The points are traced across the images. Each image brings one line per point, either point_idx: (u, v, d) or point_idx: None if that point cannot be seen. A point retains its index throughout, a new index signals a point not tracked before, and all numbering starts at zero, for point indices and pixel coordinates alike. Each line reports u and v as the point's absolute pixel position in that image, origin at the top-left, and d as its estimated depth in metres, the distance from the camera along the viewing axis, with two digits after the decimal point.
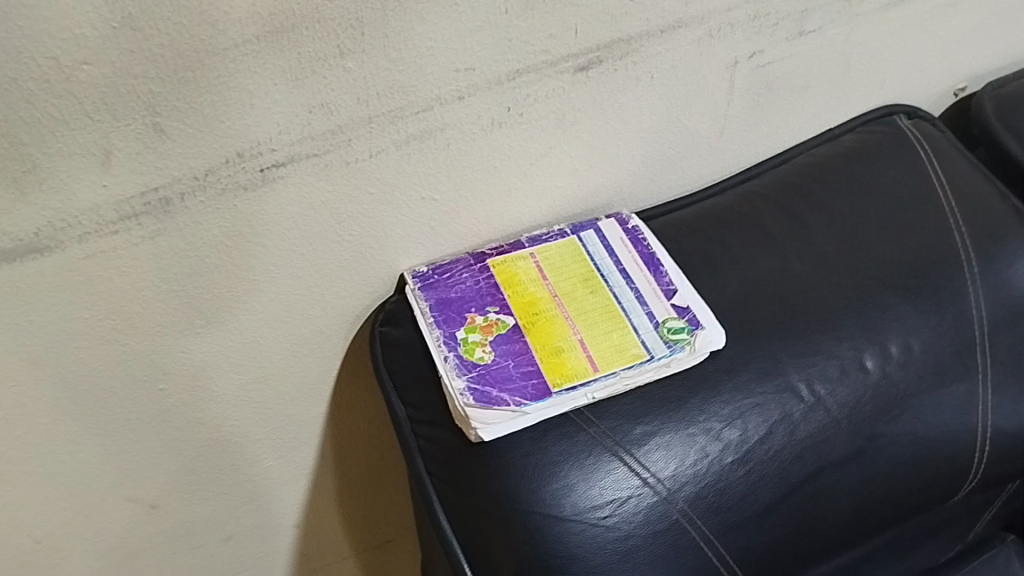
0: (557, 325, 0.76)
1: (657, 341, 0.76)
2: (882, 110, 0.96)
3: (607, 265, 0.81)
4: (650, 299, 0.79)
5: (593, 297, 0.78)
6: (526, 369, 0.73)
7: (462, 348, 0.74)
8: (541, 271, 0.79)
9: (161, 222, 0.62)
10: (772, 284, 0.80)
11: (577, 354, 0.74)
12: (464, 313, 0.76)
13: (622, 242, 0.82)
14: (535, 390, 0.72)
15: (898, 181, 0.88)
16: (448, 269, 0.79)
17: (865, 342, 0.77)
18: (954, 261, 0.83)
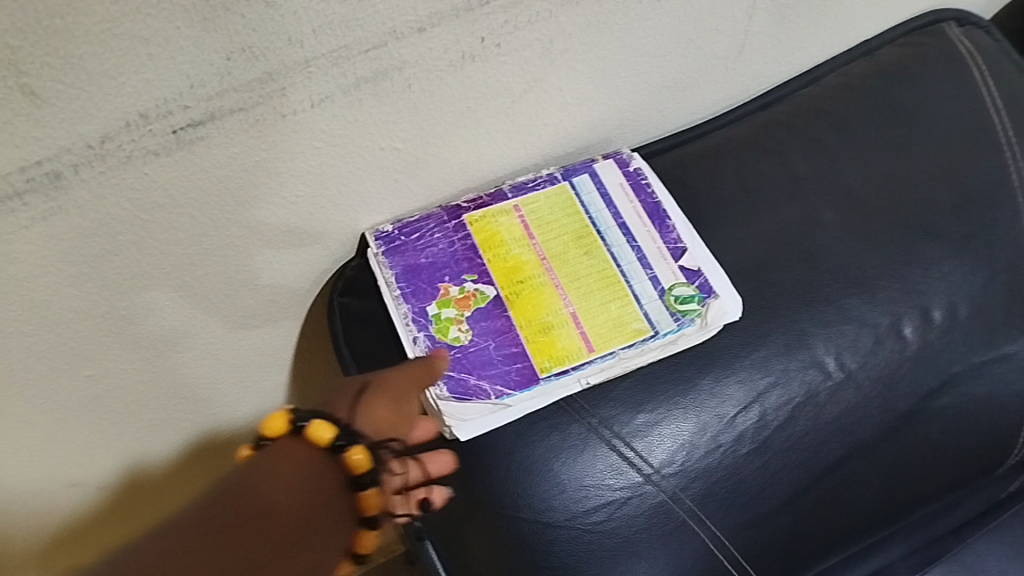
0: (544, 296, 0.65)
1: (662, 312, 0.65)
2: (929, 17, 0.81)
3: (604, 219, 0.69)
4: (654, 260, 0.67)
5: (588, 260, 0.67)
6: (509, 352, 0.63)
7: (432, 327, 0.63)
8: (528, 229, 0.68)
9: (54, 199, 0.50)
10: (795, 236, 0.69)
11: (569, 331, 0.64)
12: (436, 284, 0.65)
13: (622, 188, 0.71)
14: (520, 377, 0.62)
15: (946, 107, 0.75)
16: (417, 228, 0.67)
17: (904, 306, 0.67)
18: (1009, 206, 0.71)
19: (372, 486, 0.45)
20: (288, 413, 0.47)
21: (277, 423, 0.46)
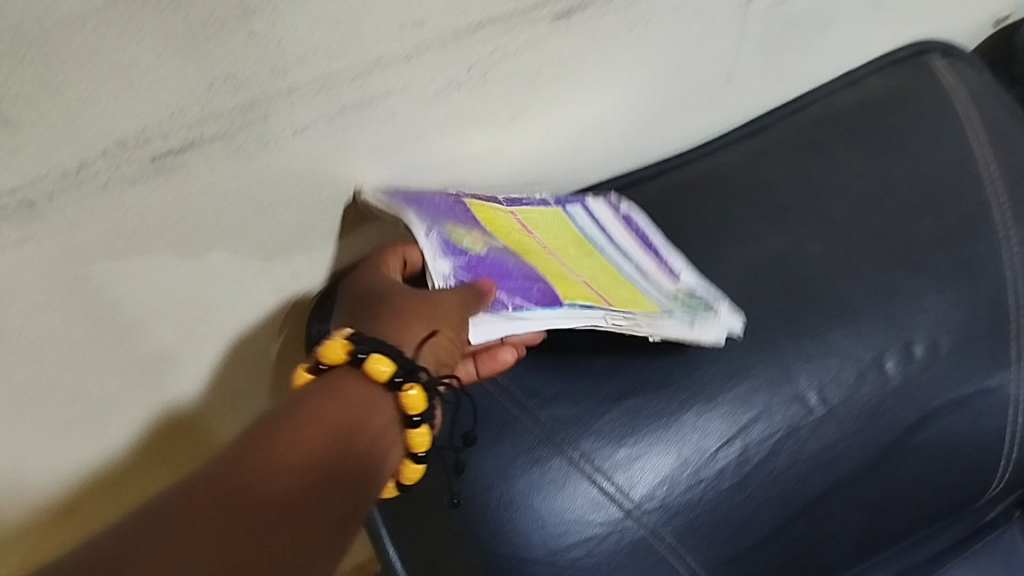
0: (553, 270, 0.62)
1: (671, 305, 0.63)
2: (911, 49, 0.82)
3: (597, 237, 0.68)
4: (654, 275, 0.66)
5: (585, 261, 0.66)
6: (529, 289, 0.58)
7: (451, 250, 0.58)
8: (524, 227, 0.65)
9: (25, 227, 0.48)
10: (780, 267, 0.68)
11: (587, 295, 0.60)
12: (450, 221, 0.60)
13: (613, 220, 0.69)
14: (543, 300, 0.58)
15: (929, 139, 0.75)
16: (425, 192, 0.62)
17: (887, 340, 0.67)
18: (990, 237, 0.72)
19: (421, 425, 0.49)
20: (347, 342, 0.48)
21: (334, 351, 0.48)
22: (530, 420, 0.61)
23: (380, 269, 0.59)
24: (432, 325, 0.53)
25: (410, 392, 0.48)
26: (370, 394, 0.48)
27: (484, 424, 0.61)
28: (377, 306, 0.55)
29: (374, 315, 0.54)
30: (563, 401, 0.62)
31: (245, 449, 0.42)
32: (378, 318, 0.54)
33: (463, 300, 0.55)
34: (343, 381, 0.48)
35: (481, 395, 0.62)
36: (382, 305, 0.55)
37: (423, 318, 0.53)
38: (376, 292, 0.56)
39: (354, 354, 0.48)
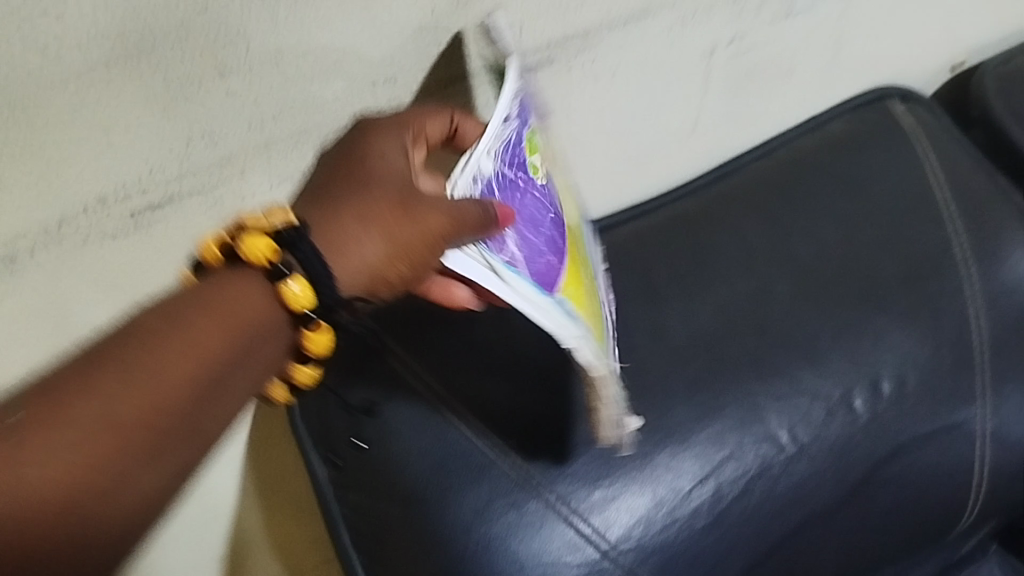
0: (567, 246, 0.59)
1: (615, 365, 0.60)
2: (872, 94, 0.83)
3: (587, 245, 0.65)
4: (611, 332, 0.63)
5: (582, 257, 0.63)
6: (542, 258, 0.55)
7: (515, 152, 0.55)
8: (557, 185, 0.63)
9: (6, 283, 0.49)
10: (750, 309, 0.70)
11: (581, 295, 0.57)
12: (524, 137, 0.56)
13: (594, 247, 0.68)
14: (541, 275, 0.54)
15: (893, 180, 0.78)
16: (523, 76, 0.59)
17: (855, 378, 0.68)
18: (953, 275, 0.74)
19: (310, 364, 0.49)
20: (277, 251, 0.44)
21: (261, 258, 0.44)
22: (507, 463, 0.62)
23: (374, 148, 0.53)
24: (416, 234, 0.50)
25: (314, 330, 0.46)
26: (274, 315, 0.45)
27: (460, 469, 0.61)
28: (358, 183, 0.51)
29: (353, 176, 0.52)
30: (539, 444, 0.62)
31: (106, 409, 0.38)
32: (360, 180, 0.51)
33: (464, 227, 0.49)
34: (238, 300, 0.44)
35: (457, 439, 0.62)
36: (365, 177, 0.51)
37: (409, 215, 0.50)
38: (373, 169, 0.52)
39: (278, 264, 0.44)
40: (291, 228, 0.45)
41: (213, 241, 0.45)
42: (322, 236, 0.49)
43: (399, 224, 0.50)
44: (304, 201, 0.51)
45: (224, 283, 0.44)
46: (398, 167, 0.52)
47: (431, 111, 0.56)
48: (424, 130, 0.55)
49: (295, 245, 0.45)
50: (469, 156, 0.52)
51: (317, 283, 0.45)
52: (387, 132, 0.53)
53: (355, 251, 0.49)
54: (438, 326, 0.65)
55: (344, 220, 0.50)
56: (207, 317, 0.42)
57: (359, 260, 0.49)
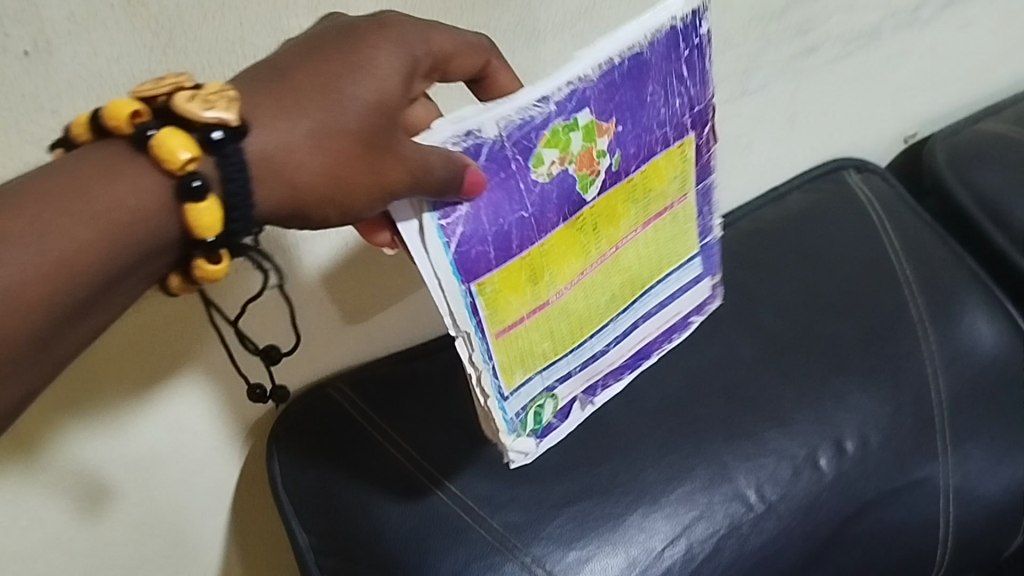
0: (579, 263, 0.50)
1: (537, 392, 0.51)
2: (828, 166, 0.87)
3: (661, 293, 0.57)
4: (587, 374, 0.55)
5: (605, 297, 0.52)
6: (480, 246, 0.44)
7: (534, 136, 0.44)
8: (655, 214, 0.53)
9: None
10: (716, 374, 0.73)
11: (527, 301, 0.48)
12: (592, 110, 0.45)
13: (661, 314, 0.58)
14: (465, 256, 0.44)
15: (850, 247, 0.81)
16: (703, 81, 0.51)
17: (819, 438, 0.71)
18: (911, 337, 0.77)
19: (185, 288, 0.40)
20: (194, 159, 0.35)
21: (172, 160, 0.35)
22: (482, 527, 0.63)
23: (366, 45, 0.40)
24: (370, 172, 0.40)
25: (211, 265, 0.38)
26: (162, 226, 0.36)
27: (438, 533, 0.63)
28: (318, 88, 0.39)
29: (323, 76, 0.39)
30: (514, 507, 0.64)
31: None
32: (324, 87, 0.39)
33: (427, 183, 0.40)
34: (126, 197, 0.35)
35: (436, 504, 0.64)
36: (336, 82, 0.39)
37: (371, 150, 0.40)
38: (335, 81, 0.39)
39: (191, 172, 0.35)
40: (223, 130, 0.36)
41: (122, 109, 0.36)
42: (263, 143, 0.37)
43: (353, 153, 0.39)
44: (248, 78, 0.39)
45: (113, 162, 0.36)
46: (384, 83, 0.40)
47: (472, 44, 0.45)
48: (440, 50, 0.43)
49: (223, 153, 0.36)
50: (480, 107, 0.42)
51: (229, 210, 0.37)
52: (390, 35, 0.41)
53: (285, 173, 0.38)
54: (419, 393, 0.68)
55: (291, 123, 0.38)
56: (80, 220, 0.34)
57: (287, 183, 0.38)
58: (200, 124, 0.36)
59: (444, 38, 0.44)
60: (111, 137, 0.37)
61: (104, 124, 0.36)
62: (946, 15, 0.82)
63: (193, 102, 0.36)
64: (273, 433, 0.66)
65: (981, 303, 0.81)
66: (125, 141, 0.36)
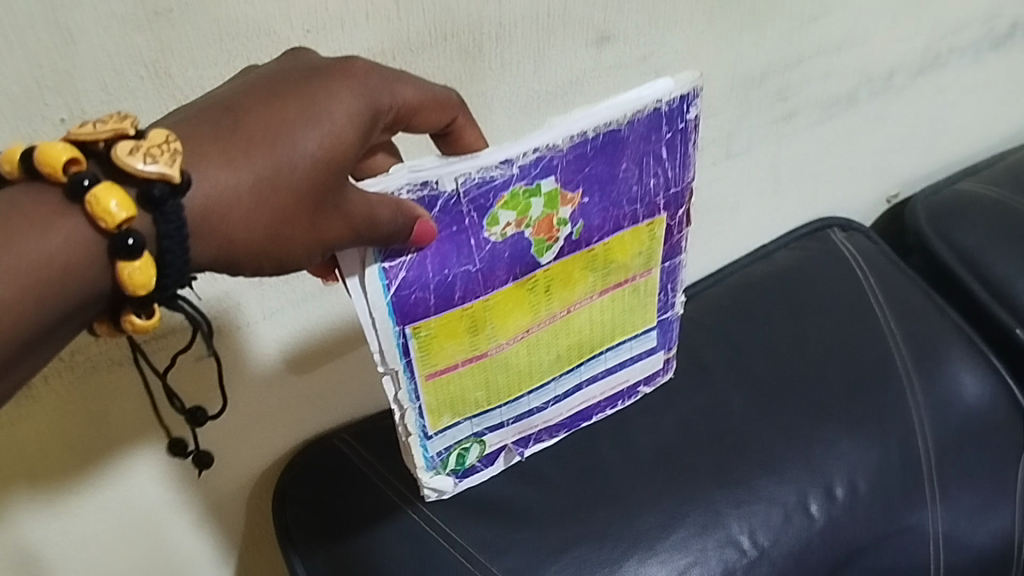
0: (525, 320, 0.53)
1: (464, 436, 0.57)
2: (814, 224, 0.90)
3: (611, 359, 0.61)
4: (521, 426, 0.60)
5: (549, 356, 0.57)
6: (421, 293, 0.47)
7: (491, 197, 0.46)
8: (614, 284, 0.56)
9: (21, 407, 0.55)
10: (709, 423, 0.75)
11: (463, 349, 0.52)
12: (557, 181, 0.48)
13: (606, 383, 0.63)
14: (403, 300, 0.47)
15: (837, 302, 0.84)
16: (683, 166, 0.53)
17: (809, 485, 0.73)
18: (897, 388, 0.80)
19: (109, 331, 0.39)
20: (128, 217, 0.34)
21: (108, 219, 0.34)
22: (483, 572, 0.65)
23: (326, 96, 0.40)
24: (313, 227, 0.40)
25: (142, 318, 0.37)
26: (94, 280, 0.36)
27: None
28: (267, 139, 0.38)
29: (274, 128, 0.39)
30: (513, 553, 0.66)
31: None
32: (274, 139, 0.38)
33: (371, 235, 0.42)
34: (56, 252, 0.34)
35: (437, 551, 0.66)
36: (288, 134, 0.39)
37: (317, 207, 0.40)
38: (286, 134, 0.39)
39: (126, 229, 0.35)
40: (162, 185, 0.35)
41: (58, 157, 0.34)
42: (204, 195, 0.37)
43: (297, 209, 0.39)
44: (196, 121, 0.38)
45: (47, 211, 0.35)
46: (338, 138, 0.40)
47: (442, 99, 0.46)
48: (405, 102, 0.43)
49: (162, 210, 0.35)
50: (440, 161, 0.44)
51: (164, 267, 0.36)
52: (353, 87, 0.41)
53: (223, 224, 0.38)
54: None
55: (235, 175, 0.38)
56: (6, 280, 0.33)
57: (225, 237, 0.38)
58: (139, 177, 0.35)
59: (409, 90, 0.44)
60: (43, 181, 0.35)
61: (37, 169, 0.35)
62: (920, 82, 0.87)
63: (134, 155, 0.35)
64: (279, 484, 0.69)
65: (964, 355, 0.84)
66: (59, 188, 0.35)
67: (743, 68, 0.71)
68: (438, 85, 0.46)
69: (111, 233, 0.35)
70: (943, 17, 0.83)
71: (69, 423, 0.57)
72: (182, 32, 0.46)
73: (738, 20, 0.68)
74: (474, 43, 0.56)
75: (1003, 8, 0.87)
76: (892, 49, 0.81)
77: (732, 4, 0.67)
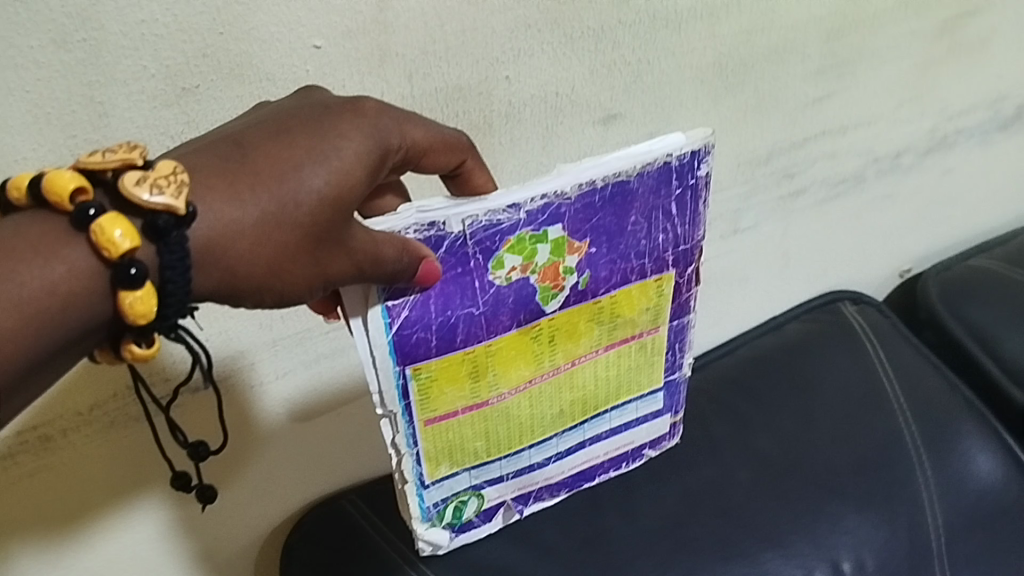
0: (527, 370, 0.54)
1: (462, 488, 0.58)
2: (825, 297, 0.91)
3: (615, 419, 0.63)
4: (521, 482, 0.61)
5: (551, 411, 0.58)
6: (423, 332, 0.49)
7: (497, 240, 0.48)
8: (620, 340, 0.58)
9: (42, 459, 0.56)
10: (713, 495, 0.75)
11: (464, 396, 0.53)
12: (562, 229, 0.49)
13: (610, 444, 0.64)
14: (405, 339, 0.48)
15: (846, 374, 0.84)
16: (693, 223, 0.55)
17: (816, 560, 0.73)
18: (907, 464, 0.79)
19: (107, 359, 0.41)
20: (132, 246, 0.37)
21: (111, 246, 0.36)
22: None
23: (335, 135, 0.42)
24: (317, 261, 0.42)
25: (142, 348, 0.39)
26: (94, 309, 0.38)
27: None
28: (275, 175, 0.40)
29: (281, 162, 0.41)
30: None
31: None
32: (282, 174, 0.40)
33: (375, 272, 0.43)
34: (58, 281, 0.36)
35: None
36: (295, 170, 0.41)
37: (321, 242, 0.42)
38: (292, 168, 0.41)
39: (129, 258, 0.37)
40: (168, 216, 0.37)
41: (66, 186, 0.37)
42: (208, 227, 0.39)
43: (301, 243, 0.41)
44: (208, 153, 0.40)
45: (53, 240, 0.37)
46: (343, 176, 0.42)
47: (450, 141, 0.48)
48: (413, 143, 0.46)
49: (165, 240, 0.37)
50: (448, 203, 0.46)
51: (166, 297, 0.38)
52: (362, 126, 0.43)
53: (227, 255, 0.40)
54: None
55: (242, 208, 0.40)
56: (8, 308, 0.35)
57: (229, 270, 0.40)
58: (145, 208, 0.37)
59: (419, 132, 0.46)
60: (49, 209, 0.38)
61: (44, 197, 0.37)
62: (928, 162, 0.88)
63: (141, 186, 0.37)
64: (288, 542, 0.70)
65: (975, 433, 0.83)
66: (65, 216, 0.37)
67: (749, 148, 0.74)
68: (447, 128, 0.48)
69: (113, 260, 0.37)
70: (949, 100, 0.84)
71: (75, 476, 0.58)
72: (207, 107, 0.49)
73: (743, 101, 0.70)
74: (483, 119, 0.59)
75: (1010, 92, 0.89)
76: (898, 131, 0.83)
77: (736, 85, 0.69)
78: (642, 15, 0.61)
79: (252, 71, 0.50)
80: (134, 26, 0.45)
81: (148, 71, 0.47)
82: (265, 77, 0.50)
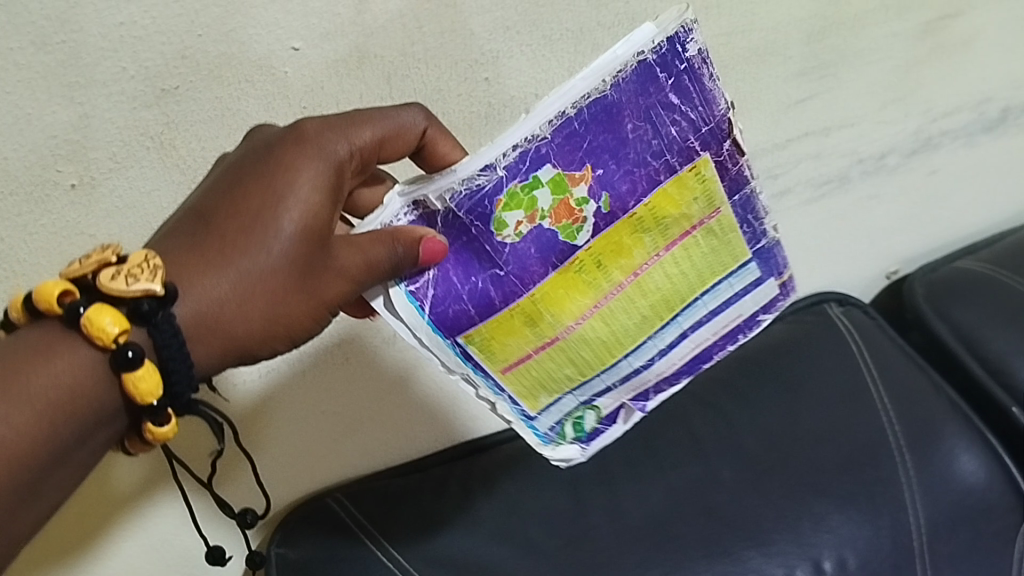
0: (586, 298, 0.47)
1: (571, 406, 0.52)
2: (813, 297, 0.91)
3: (718, 299, 0.51)
4: (634, 383, 0.52)
5: (632, 320, 0.49)
6: (457, 304, 0.47)
7: (488, 203, 0.44)
8: (678, 237, 0.48)
9: None
10: (697, 494, 0.76)
11: (529, 341, 0.48)
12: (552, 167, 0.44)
13: (722, 318, 0.52)
14: (443, 315, 0.47)
15: (834, 373, 0.84)
16: (705, 101, 0.46)
17: (797, 558, 0.74)
18: (891, 464, 0.79)
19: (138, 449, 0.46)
20: (122, 334, 0.40)
21: (102, 336, 0.40)
22: None
23: (285, 170, 0.44)
24: (312, 294, 0.45)
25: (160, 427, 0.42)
26: (103, 395, 0.42)
27: None
28: (241, 237, 0.44)
29: (245, 220, 0.44)
30: None
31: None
32: (248, 235, 0.44)
33: (374, 277, 0.44)
34: (61, 375, 0.41)
35: None
36: (257, 225, 0.44)
37: (309, 278, 0.45)
38: (255, 221, 0.44)
39: (123, 343, 0.40)
40: (149, 298, 0.41)
41: (52, 293, 0.41)
42: (192, 305, 0.43)
43: (288, 287, 0.45)
44: (177, 235, 0.45)
45: (50, 342, 0.41)
46: (304, 211, 0.44)
47: (405, 126, 0.48)
48: (365, 143, 0.46)
49: (152, 322, 0.41)
50: (423, 181, 0.44)
51: (168, 373, 0.42)
52: (309, 154, 0.45)
53: (222, 322, 0.44)
54: (410, 505, 0.72)
55: (219, 277, 0.44)
56: (21, 409, 0.40)
57: (227, 334, 0.44)
58: (128, 297, 0.41)
59: (370, 130, 0.46)
60: (45, 319, 0.42)
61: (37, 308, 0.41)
62: (913, 163, 0.89)
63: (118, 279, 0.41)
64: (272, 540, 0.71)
65: (960, 433, 0.83)
66: (57, 319, 0.41)
67: None
68: (402, 112, 0.48)
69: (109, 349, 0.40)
70: (933, 100, 0.85)
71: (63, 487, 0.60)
72: (187, 108, 0.50)
73: None
74: (464, 119, 0.59)
75: (995, 94, 0.89)
76: (882, 132, 0.84)
77: None
78: (622, 17, 0.61)
79: (231, 72, 0.50)
80: (113, 28, 0.46)
81: (127, 73, 0.47)
82: (244, 79, 0.51)
